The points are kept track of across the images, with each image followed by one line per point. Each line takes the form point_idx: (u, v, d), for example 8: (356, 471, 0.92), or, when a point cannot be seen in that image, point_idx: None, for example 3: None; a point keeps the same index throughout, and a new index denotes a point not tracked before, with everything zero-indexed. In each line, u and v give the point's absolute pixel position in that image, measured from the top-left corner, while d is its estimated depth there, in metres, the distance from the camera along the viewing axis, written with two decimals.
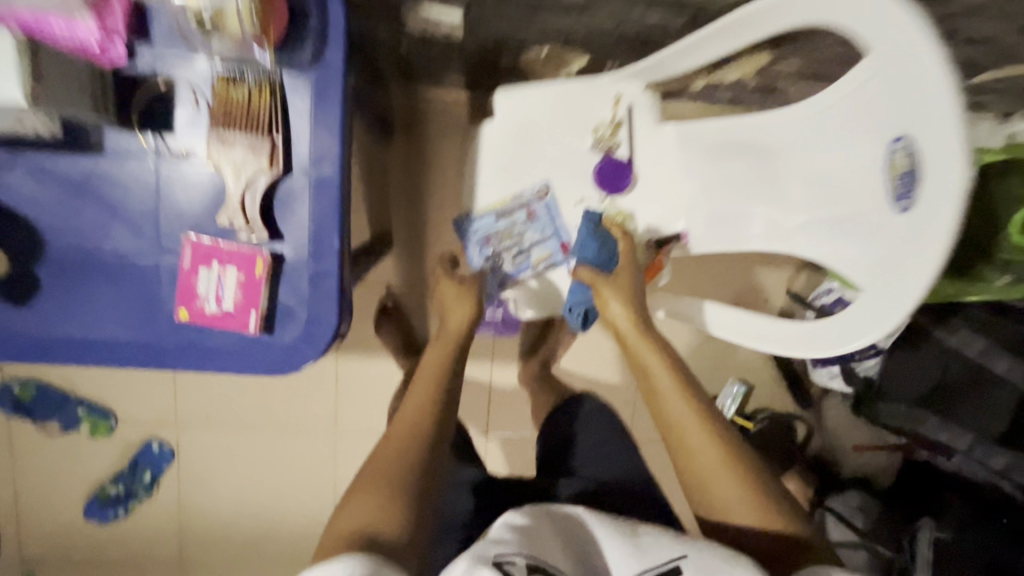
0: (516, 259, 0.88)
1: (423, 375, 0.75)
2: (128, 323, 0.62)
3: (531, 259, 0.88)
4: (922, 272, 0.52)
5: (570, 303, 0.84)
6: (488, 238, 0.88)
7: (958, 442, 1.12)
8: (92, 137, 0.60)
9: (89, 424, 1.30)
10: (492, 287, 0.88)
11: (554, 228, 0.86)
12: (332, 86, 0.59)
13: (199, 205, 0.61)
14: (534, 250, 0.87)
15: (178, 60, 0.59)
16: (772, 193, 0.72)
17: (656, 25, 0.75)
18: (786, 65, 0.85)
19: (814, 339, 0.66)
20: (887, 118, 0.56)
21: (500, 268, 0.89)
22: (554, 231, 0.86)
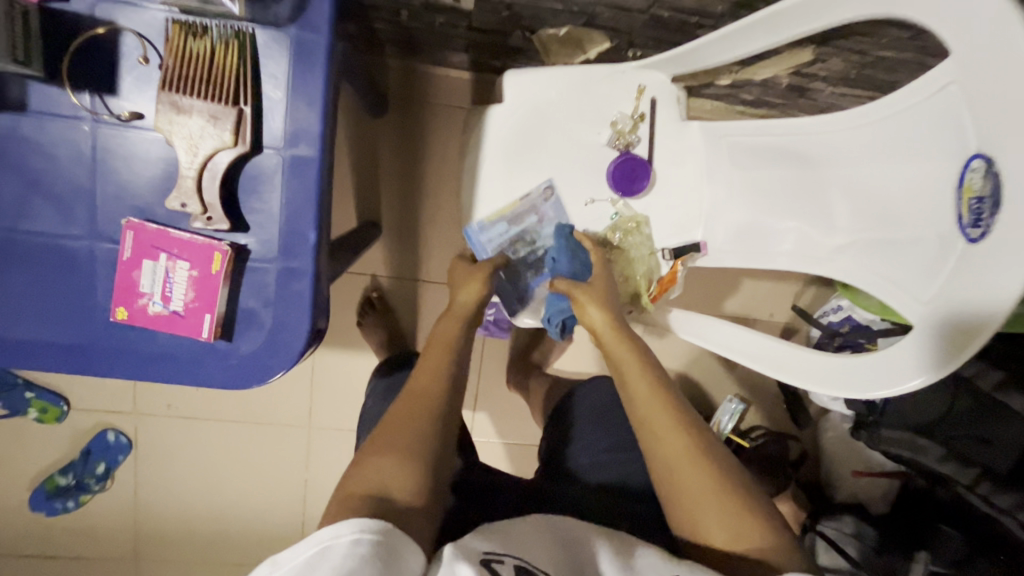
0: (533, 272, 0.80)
1: (448, 338, 0.67)
2: (57, 318, 0.53)
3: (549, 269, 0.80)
4: (987, 311, 0.46)
5: (547, 313, 0.76)
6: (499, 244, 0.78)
7: (957, 474, 1.07)
8: (12, 92, 0.49)
9: (37, 409, 1.19)
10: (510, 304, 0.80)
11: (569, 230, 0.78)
12: (314, 51, 0.50)
13: (146, 184, 0.52)
14: None
15: (125, 5, 0.49)
16: (810, 208, 0.64)
17: (692, 8, 0.66)
18: (825, 66, 0.78)
19: (837, 373, 0.60)
20: (968, 133, 0.48)
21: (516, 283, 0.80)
22: None
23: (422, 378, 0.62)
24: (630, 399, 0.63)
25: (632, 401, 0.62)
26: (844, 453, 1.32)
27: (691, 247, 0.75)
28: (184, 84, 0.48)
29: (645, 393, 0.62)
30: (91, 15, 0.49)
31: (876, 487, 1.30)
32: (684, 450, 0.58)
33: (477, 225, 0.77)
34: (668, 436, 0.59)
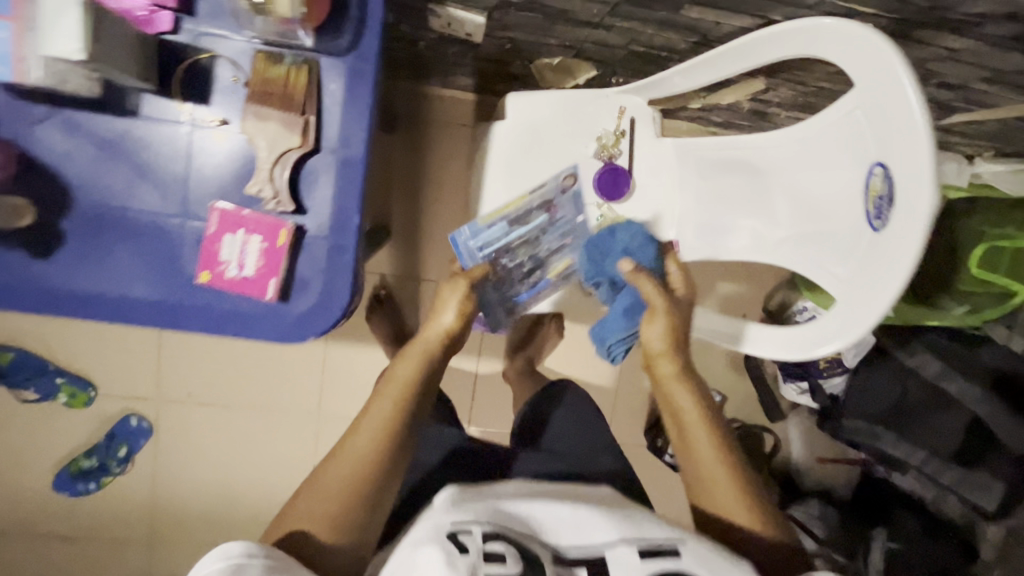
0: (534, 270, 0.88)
1: (399, 378, 0.66)
2: (147, 282, 0.60)
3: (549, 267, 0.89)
4: (894, 278, 0.59)
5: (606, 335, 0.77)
6: (487, 245, 0.86)
7: (912, 457, 1.20)
8: (130, 100, 0.59)
9: (67, 394, 1.28)
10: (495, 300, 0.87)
11: (572, 230, 0.88)
12: (366, 72, 0.60)
13: (227, 172, 0.60)
14: (551, 258, 0.88)
15: (220, 36, 0.59)
16: (759, 209, 0.78)
17: (661, 45, 0.77)
18: (777, 94, 0.92)
19: (796, 341, 0.73)
20: (870, 147, 0.62)
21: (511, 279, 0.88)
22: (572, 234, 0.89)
23: (368, 420, 0.62)
24: (674, 412, 0.70)
25: (677, 412, 0.69)
26: (812, 443, 1.46)
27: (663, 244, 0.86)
28: (266, 97, 0.57)
29: (689, 404, 0.69)
30: (194, 45, 0.59)
31: (839, 473, 1.44)
32: (713, 452, 0.66)
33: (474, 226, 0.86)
34: (702, 439, 0.66)
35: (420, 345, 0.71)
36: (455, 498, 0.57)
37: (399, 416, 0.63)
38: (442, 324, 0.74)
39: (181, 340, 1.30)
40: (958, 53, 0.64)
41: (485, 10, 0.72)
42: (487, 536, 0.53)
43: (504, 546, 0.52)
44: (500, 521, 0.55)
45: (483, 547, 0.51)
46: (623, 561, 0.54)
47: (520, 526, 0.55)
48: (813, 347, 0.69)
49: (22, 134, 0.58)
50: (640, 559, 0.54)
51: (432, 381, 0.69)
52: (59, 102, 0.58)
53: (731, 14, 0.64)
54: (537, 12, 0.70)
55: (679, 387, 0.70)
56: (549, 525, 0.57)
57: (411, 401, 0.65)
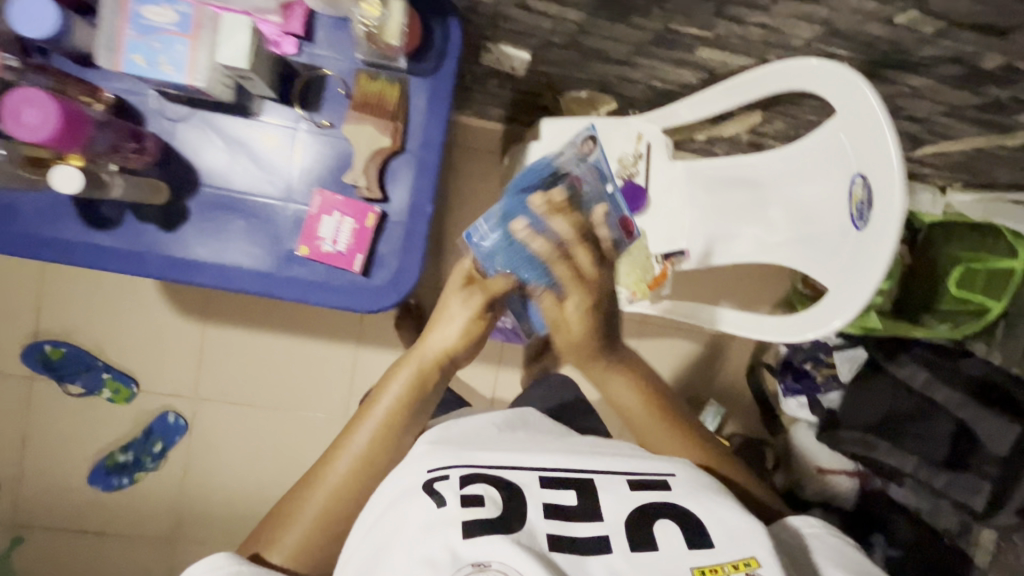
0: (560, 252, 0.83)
1: (380, 407, 0.73)
2: (251, 253, 0.69)
3: None
4: (875, 266, 0.72)
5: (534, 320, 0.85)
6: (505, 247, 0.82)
7: (904, 464, 1.27)
8: (253, 105, 0.68)
9: (111, 390, 1.36)
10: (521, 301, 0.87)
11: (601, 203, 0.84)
12: (444, 93, 0.70)
13: (329, 165, 0.69)
14: None
15: (331, 58, 0.68)
16: (759, 219, 0.91)
17: (676, 80, 0.91)
18: (772, 125, 1.06)
19: (796, 325, 0.85)
20: (852, 161, 0.74)
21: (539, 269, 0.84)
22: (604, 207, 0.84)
23: (346, 452, 0.69)
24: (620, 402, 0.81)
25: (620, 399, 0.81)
26: (813, 451, 1.51)
27: (677, 252, 1.00)
28: (364, 107, 0.67)
29: (627, 393, 0.80)
30: (308, 64, 0.67)
31: (839, 484, 1.48)
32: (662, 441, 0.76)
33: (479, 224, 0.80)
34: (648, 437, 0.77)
35: (414, 362, 0.78)
36: (427, 448, 0.64)
37: (370, 457, 0.69)
38: (443, 340, 0.79)
39: (220, 341, 1.39)
40: (921, 89, 0.78)
41: (531, 47, 0.86)
42: (464, 482, 0.58)
43: (484, 487, 0.57)
44: (476, 465, 0.60)
45: (460, 492, 0.56)
46: (609, 489, 0.58)
47: (497, 466, 0.60)
48: (815, 327, 0.81)
49: (158, 132, 0.67)
50: (629, 489, 0.58)
51: (418, 409, 0.75)
52: (196, 104, 0.67)
53: (735, 54, 0.78)
54: (573, 50, 0.85)
55: (619, 390, 0.81)
56: (530, 462, 0.61)
57: (387, 437, 0.71)
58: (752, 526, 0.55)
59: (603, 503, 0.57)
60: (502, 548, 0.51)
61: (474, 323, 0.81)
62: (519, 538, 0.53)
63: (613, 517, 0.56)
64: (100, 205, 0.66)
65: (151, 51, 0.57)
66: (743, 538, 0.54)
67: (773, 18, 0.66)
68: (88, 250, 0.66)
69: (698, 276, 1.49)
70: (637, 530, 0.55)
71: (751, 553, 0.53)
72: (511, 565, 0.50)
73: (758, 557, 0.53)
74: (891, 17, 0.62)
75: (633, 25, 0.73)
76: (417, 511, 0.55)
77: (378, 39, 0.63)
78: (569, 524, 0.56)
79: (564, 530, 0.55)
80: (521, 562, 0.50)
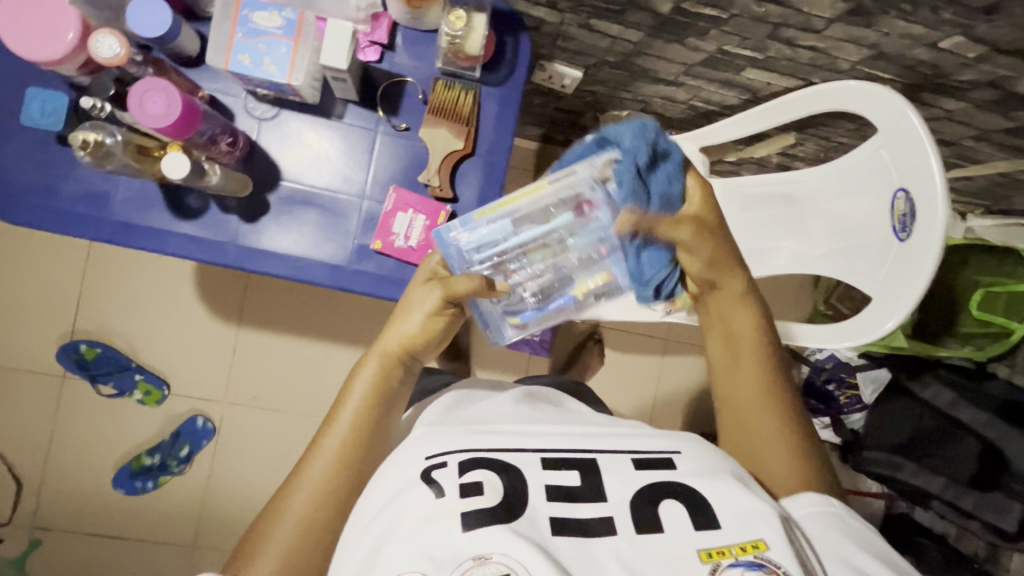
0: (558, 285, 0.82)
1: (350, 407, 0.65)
2: (325, 245, 0.72)
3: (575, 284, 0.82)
4: (922, 273, 0.74)
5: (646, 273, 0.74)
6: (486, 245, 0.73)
7: (930, 485, 1.28)
8: (336, 108, 0.72)
9: (141, 391, 1.36)
10: (497, 310, 0.79)
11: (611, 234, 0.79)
12: (514, 101, 0.75)
13: (404, 165, 0.73)
14: (579, 276, 0.82)
15: (411, 68, 0.73)
16: (798, 233, 0.94)
17: (718, 101, 0.96)
18: (804, 146, 1.11)
19: (837, 332, 0.87)
20: (895, 177, 0.78)
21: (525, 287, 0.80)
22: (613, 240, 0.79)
23: (319, 458, 0.62)
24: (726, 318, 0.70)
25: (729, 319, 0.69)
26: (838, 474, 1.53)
27: None
28: (440, 113, 0.72)
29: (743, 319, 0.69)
30: (390, 72, 0.72)
31: (863, 505, 1.51)
32: (768, 410, 0.65)
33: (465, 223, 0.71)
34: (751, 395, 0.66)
35: (377, 356, 0.68)
36: (425, 431, 0.65)
37: (348, 454, 0.62)
38: (405, 331, 0.68)
39: (254, 346, 1.40)
40: (955, 112, 0.83)
41: (584, 65, 0.92)
42: (462, 469, 0.59)
43: (482, 473, 0.58)
44: (473, 448, 0.61)
45: (458, 481, 0.57)
46: (615, 468, 0.60)
47: (494, 448, 0.61)
48: (870, 330, 0.81)
49: (246, 130, 0.71)
50: (634, 468, 0.60)
51: (390, 407, 0.66)
52: (282, 105, 0.71)
53: (780, 76, 0.83)
54: (625, 68, 0.90)
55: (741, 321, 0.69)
56: (528, 442, 0.62)
57: (365, 433, 0.64)
58: (760, 507, 0.55)
59: (605, 482, 0.59)
60: (501, 539, 0.52)
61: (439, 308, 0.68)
62: (518, 527, 0.53)
63: (615, 499, 0.57)
64: (187, 196, 0.69)
65: (257, 52, 0.61)
66: (749, 520, 0.54)
67: (822, 40, 0.71)
68: (177, 239, 0.70)
69: None
70: (641, 509, 0.57)
71: (757, 536, 0.53)
72: (511, 556, 0.51)
73: (762, 537, 0.53)
74: (935, 42, 0.68)
75: (688, 46, 0.79)
76: (414, 503, 0.55)
77: (460, 50, 0.68)
78: (570, 505, 0.57)
79: (567, 512, 0.56)
80: (521, 552, 0.51)
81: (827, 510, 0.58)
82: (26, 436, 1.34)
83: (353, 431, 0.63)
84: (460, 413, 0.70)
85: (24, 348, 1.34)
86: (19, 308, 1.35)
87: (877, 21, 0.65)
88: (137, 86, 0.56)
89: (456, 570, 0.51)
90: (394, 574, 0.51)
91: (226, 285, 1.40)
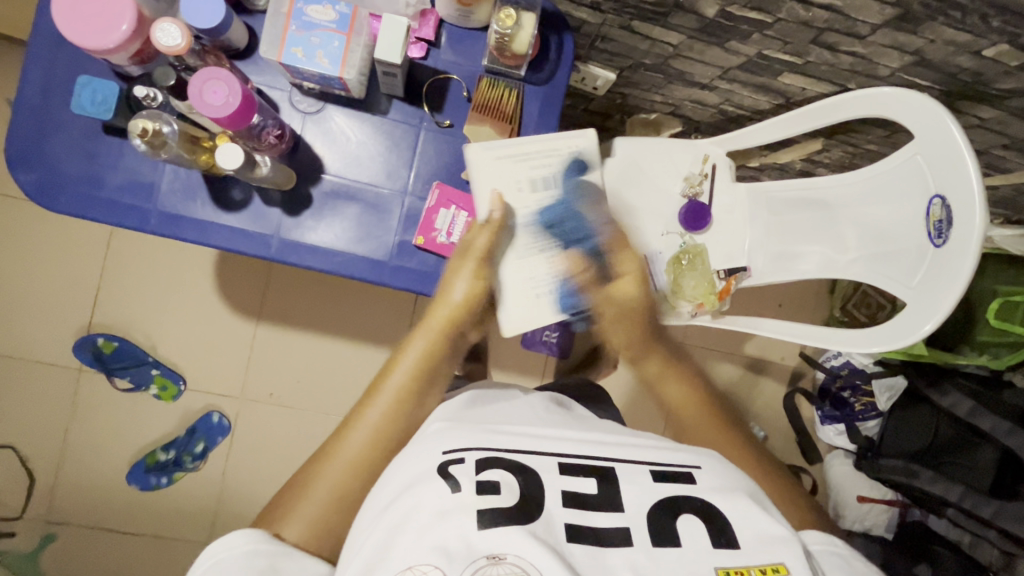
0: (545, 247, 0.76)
1: (392, 381, 0.66)
2: (364, 241, 0.72)
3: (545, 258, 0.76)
4: (959, 280, 0.74)
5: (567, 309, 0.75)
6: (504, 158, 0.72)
7: (949, 493, 1.26)
8: (381, 104, 0.72)
9: (159, 385, 1.36)
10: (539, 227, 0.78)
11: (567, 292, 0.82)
12: (557, 101, 0.76)
13: (447, 162, 0.74)
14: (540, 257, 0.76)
15: (456, 66, 0.73)
16: (828, 239, 0.94)
17: (749, 105, 0.97)
18: (829, 152, 1.12)
19: (863, 337, 0.87)
20: (932, 183, 0.78)
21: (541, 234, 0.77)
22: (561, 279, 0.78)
23: (358, 427, 0.64)
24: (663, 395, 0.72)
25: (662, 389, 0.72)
26: (853, 480, 1.51)
27: (740, 268, 1.02)
28: (484, 111, 0.72)
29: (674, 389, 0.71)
30: (435, 70, 0.73)
31: (879, 514, 1.48)
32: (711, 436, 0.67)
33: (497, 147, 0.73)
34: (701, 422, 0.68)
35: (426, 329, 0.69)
36: (441, 426, 0.64)
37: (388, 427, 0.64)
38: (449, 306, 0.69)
39: (271, 343, 1.40)
40: (992, 118, 0.84)
41: (620, 68, 0.92)
42: (480, 467, 0.58)
43: (499, 473, 0.57)
44: (488, 447, 0.60)
45: (476, 478, 0.56)
46: (634, 479, 0.59)
47: (510, 448, 0.61)
48: (909, 333, 0.80)
49: (291, 123, 0.71)
50: (652, 480, 0.59)
51: (430, 383, 0.68)
52: (328, 100, 0.71)
53: (817, 81, 0.84)
54: (660, 71, 0.91)
55: (673, 391, 0.71)
56: (548, 446, 0.62)
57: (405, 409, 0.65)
58: (784, 534, 0.55)
59: (623, 494, 0.58)
60: (517, 541, 0.51)
61: (477, 286, 0.70)
62: (535, 530, 0.53)
63: (632, 509, 0.57)
64: (232, 187, 0.70)
65: (310, 46, 0.62)
66: (774, 543, 0.55)
67: (866, 46, 0.73)
68: (219, 229, 0.70)
69: (741, 299, 1.54)
70: (661, 523, 0.56)
71: (779, 560, 0.54)
72: (526, 558, 0.51)
73: (784, 561, 0.53)
74: (980, 50, 0.69)
75: (729, 49, 0.79)
76: (431, 496, 0.55)
77: (507, 47, 0.69)
78: (585, 512, 0.56)
79: (584, 519, 0.56)
80: (538, 557, 0.51)
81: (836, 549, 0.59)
82: (42, 429, 1.33)
83: (400, 401, 0.65)
84: (481, 410, 0.69)
85: (40, 340, 1.34)
86: (37, 299, 1.34)
87: (925, 26, 0.67)
88: (198, 76, 0.57)
89: (469, 565, 0.51)
90: (403, 566, 0.51)
91: (246, 281, 1.39)
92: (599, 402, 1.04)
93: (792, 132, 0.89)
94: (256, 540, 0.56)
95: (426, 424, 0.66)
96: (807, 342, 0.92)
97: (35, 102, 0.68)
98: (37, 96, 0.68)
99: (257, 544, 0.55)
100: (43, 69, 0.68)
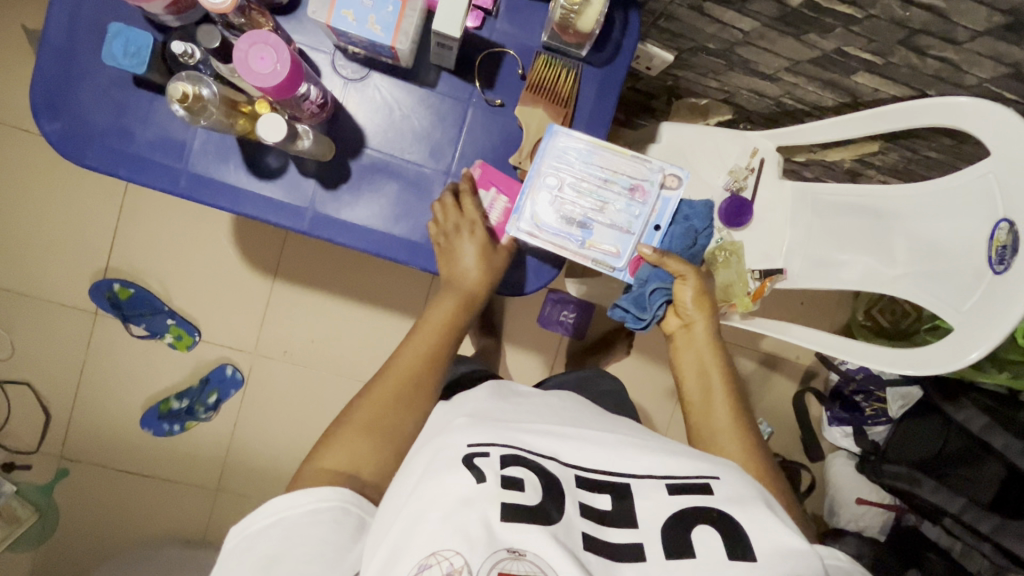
0: (575, 221, 0.72)
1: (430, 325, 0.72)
2: (401, 221, 0.70)
3: (590, 236, 0.72)
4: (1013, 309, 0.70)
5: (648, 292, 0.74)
6: (564, 160, 0.70)
7: (948, 503, 1.25)
8: (429, 77, 0.69)
9: (174, 335, 1.35)
10: (614, 194, 0.72)
11: (644, 231, 0.73)
12: (615, 83, 0.71)
13: (492, 143, 0.71)
14: (599, 228, 0.73)
15: (512, 41, 0.69)
16: (875, 250, 0.90)
17: (811, 101, 0.91)
18: (884, 156, 1.07)
19: (894, 358, 0.85)
20: (999, 206, 0.74)
21: (587, 208, 0.72)
22: (635, 224, 0.73)
23: (387, 379, 0.69)
24: (691, 355, 0.75)
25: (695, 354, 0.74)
26: (851, 482, 1.53)
27: (777, 271, 0.98)
28: (538, 91, 0.68)
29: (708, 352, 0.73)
30: (490, 41, 0.69)
31: (875, 517, 1.50)
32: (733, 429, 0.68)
33: (562, 131, 0.69)
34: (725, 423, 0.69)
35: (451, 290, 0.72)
36: (466, 421, 0.63)
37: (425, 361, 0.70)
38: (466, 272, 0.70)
39: (287, 302, 1.38)
40: None
41: (680, 50, 0.86)
42: (503, 462, 0.57)
43: (522, 471, 0.57)
44: (514, 444, 0.59)
45: (499, 472, 0.56)
46: (648, 494, 0.57)
47: (537, 450, 0.60)
48: (952, 358, 0.77)
49: (331, 88, 0.67)
50: (668, 493, 0.57)
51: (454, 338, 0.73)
52: (374, 67, 0.68)
53: (893, 83, 0.79)
54: (722, 58, 0.85)
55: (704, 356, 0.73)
56: (568, 449, 0.61)
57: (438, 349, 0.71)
58: (799, 547, 0.54)
59: (637, 509, 0.57)
60: (538, 540, 0.51)
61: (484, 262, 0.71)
62: (556, 532, 0.52)
63: (647, 523, 0.55)
64: (267, 153, 0.66)
65: (361, 10, 0.57)
66: (790, 557, 0.53)
67: (959, 52, 0.68)
68: (250, 198, 0.67)
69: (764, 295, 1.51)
70: (674, 535, 0.55)
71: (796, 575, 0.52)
72: (546, 558, 0.50)
73: None
74: None
75: (805, 42, 0.74)
76: (453, 484, 0.54)
77: (571, 24, 0.63)
78: (600, 523, 0.55)
79: (599, 530, 0.55)
80: (558, 559, 0.50)
81: (841, 564, 0.59)
82: (57, 368, 1.34)
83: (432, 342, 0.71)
84: (503, 406, 0.67)
85: (56, 279, 1.33)
86: (53, 237, 1.32)
87: None
88: (245, 39, 0.53)
89: (490, 557, 0.50)
90: (427, 553, 0.50)
91: (266, 239, 1.37)
92: (614, 395, 1.03)
93: (850, 135, 0.84)
94: (313, 500, 0.58)
95: (451, 420, 0.64)
96: (834, 354, 0.92)
97: (59, 43, 0.64)
98: (62, 40, 0.64)
99: (314, 505, 0.58)
100: (70, 8, 0.64)
